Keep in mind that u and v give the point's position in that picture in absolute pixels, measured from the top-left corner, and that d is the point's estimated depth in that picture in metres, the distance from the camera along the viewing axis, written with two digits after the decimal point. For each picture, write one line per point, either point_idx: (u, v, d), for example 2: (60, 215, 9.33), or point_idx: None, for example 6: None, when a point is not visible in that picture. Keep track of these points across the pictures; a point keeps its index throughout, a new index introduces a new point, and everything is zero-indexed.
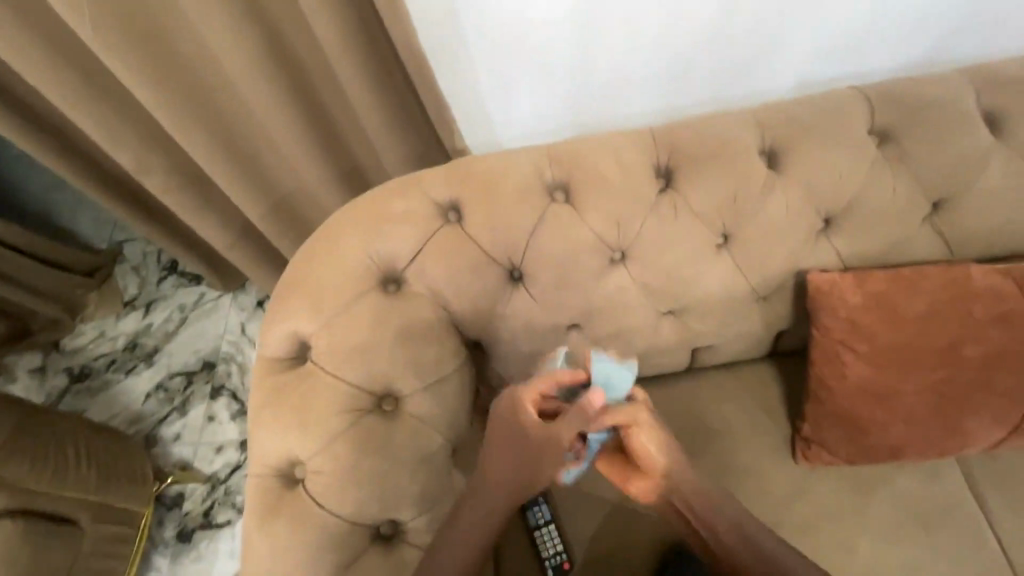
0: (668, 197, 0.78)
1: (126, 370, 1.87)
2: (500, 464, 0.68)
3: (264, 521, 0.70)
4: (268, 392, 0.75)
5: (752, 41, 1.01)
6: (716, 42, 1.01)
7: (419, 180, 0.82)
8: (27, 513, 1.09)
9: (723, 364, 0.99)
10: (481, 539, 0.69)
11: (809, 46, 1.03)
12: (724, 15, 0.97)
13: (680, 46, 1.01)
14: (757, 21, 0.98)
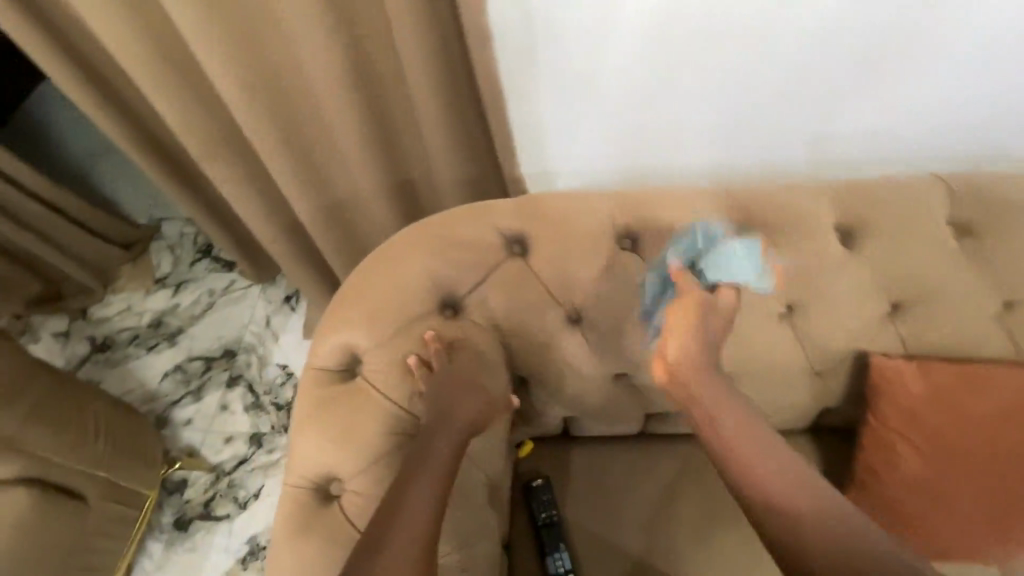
0: (739, 261, 0.78)
1: (147, 347, 1.88)
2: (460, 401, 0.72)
3: (295, 535, 0.69)
4: (315, 403, 0.74)
5: (822, 111, 1.01)
6: (784, 107, 1.01)
7: (489, 210, 0.82)
8: (41, 483, 1.09)
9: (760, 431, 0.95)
10: (428, 506, 0.64)
11: (879, 123, 1.03)
12: (798, 82, 0.97)
13: (748, 108, 1.02)
14: (830, 92, 0.98)
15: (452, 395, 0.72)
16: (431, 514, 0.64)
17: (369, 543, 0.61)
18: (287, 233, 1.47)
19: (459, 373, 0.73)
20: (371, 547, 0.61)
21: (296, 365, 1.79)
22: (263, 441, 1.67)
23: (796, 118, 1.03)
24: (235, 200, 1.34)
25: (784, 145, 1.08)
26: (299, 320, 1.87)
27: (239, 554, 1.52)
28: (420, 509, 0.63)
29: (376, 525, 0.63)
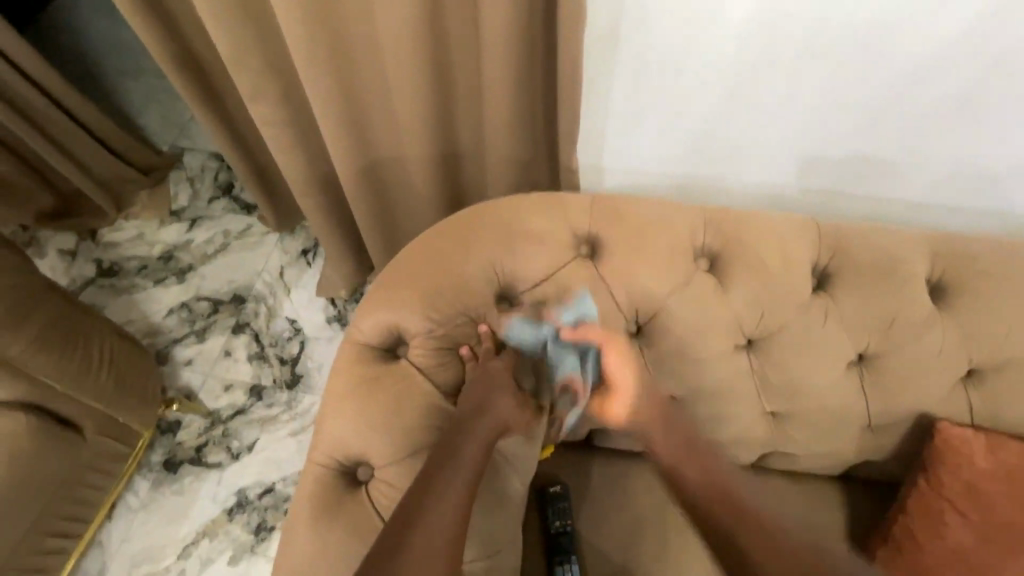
0: (821, 301, 0.73)
1: (154, 280, 1.82)
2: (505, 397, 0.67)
3: (318, 516, 0.65)
4: (353, 380, 0.70)
5: (905, 146, 0.96)
6: (864, 137, 0.96)
7: (562, 204, 0.77)
8: (39, 410, 1.05)
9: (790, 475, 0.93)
10: (457, 500, 0.61)
11: (963, 165, 0.97)
12: (890, 114, 0.91)
13: (827, 132, 0.96)
14: (918, 126, 0.92)
15: (490, 393, 0.67)
16: (457, 516, 0.60)
17: (387, 544, 0.57)
18: (320, 185, 1.41)
19: (498, 377, 0.68)
20: (392, 548, 0.57)
21: (306, 321, 1.74)
22: (263, 393, 1.63)
23: (879, 146, 0.97)
24: (275, 145, 1.27)
25: (854, 175, 1.03)
26: (314, 276, 1.81)
27: (225, 504, 1.47)
28: (447, 509, 0.60)
29: (401, 515, 0.59)
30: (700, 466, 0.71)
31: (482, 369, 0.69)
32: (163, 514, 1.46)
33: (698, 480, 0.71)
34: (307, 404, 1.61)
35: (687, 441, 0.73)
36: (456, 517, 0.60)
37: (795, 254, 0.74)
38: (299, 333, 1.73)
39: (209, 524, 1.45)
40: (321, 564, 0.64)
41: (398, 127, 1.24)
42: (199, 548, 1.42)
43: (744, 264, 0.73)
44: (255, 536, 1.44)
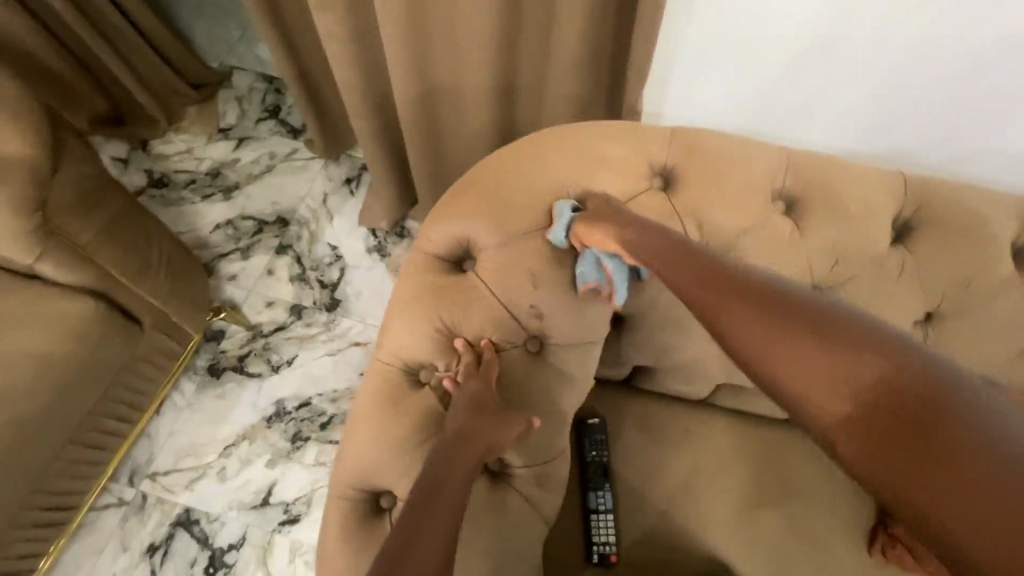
0: (899, 253, 0.72)
1: (202, 195, 1.85)
2: (490, 424, 0.65)
3: (382, 409, 0.68)
4: (420, 287, 0.72)
5: (986, 109, 0.95)
6: (935, 103, 0.96)
7: (641, 133, 0.76)
8: (99, 297, 1.08)
9: None
10: (441, 541, 0.55)
11: None
12: (963, 83, 0.92)
13: (896, 96, 0.97)
14: (1004, 91, 0.91)
15: (473, 417, 0.65)
16: (451, 521, 0.57)
17: (395, 551, 0.54)
18: (374, 108, 1.39)
19: (482, 397, 0.66)
20: (397, 558, 0.53)
21: (347, 249, 1.77)
22: (303, 313, 1.68)
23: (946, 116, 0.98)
24: (335, 60, 1.25)
25: (920, 138, 1.03)
26: (356, 205, 1.82)
27: (264, 412, 1.54)
28: (442, 512, 0.58)
29: (399, 535, 0.55)
30: (717, 291, 0.58)
31: (463, 395, 0.67)
32: (206, 415, 1.53)
33: (724, 314, 0.56)
34: (345, 327, 1.66)
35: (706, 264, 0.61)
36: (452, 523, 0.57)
37: (877, 205, 0.72)
38: (339, 260, 1.75)
39: (250, 429, 1.52)
40: (379, 452, 0.67)
41: (463, 52, 1.21)
42: (239, 449, 1.50)
43: (824, 210, 0.72)
44: (291, 444, 1.51)
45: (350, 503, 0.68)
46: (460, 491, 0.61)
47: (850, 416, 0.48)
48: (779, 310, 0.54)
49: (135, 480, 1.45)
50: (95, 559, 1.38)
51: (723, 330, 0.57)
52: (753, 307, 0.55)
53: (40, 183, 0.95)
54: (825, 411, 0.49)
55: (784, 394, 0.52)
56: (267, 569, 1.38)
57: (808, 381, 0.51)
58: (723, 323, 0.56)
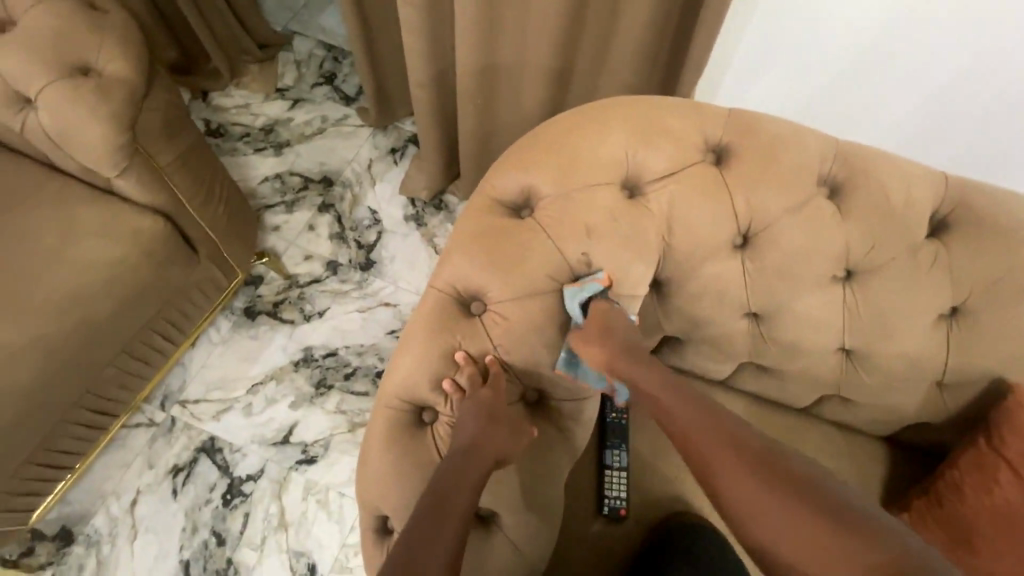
0: (934, 246, 0.77)
1: (254, 148, 1.93)
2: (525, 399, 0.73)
3: (435, 331, 0.74)
4: (480, 227, 0.77)
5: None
6: (980, 122, 1.02)
7: (701, 111, 0.81)
8: (166, 219, 1.15)
9: (835, 424, 0.96)
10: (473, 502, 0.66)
11: None
12: (1010, 105, 0.97)
13: (942, 111, 1.03)
14: None
15: (485, 426, 0.68)
16: (454, 536, 0.62)
17: (438, 505, 0.64)
18: (434, 77, 1.46)
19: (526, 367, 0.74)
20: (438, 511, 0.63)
21: (385, 214, 1.83)
22: (338, 269, 1.74)
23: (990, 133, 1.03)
24: (406, 26, 1.31)
25: (962, 156, 1.09)
26: (399, 173, 1.89)
27: (293, 357, 1.61)
28: (450, 518, 0.63)
29: (411, 537, 0.62)
30: (709, 431, 0.68)
31: (476, 399, 0.70)
32: (238, 352, 1.60)
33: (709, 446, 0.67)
34: (376, 287, 1.72)
35: (695, 406, 0.71)
36: (457, 533, 0.63)
37: (917, 199, 0.76)
38: (378, 224, 1.81)
39: (277, 370, 1.59)
40: (426, 370, 0.73)
41: (529, 28, 1.26)
42: (266, 388, 1.56)
43: (867, 197, 0.76)
44: (314, 390, 1.57)
45: (396, 412, 0.74)
46: (469, 499, 0.65)
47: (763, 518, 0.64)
48: (756, 454, 0.66)
49: (166, 405, 1.52)
50: (121, 472, 1.45)
51: (721, 487, 0.65)
52: (729, 445, 0.66)
53: (133, 104, 1.03)
54: (789, 547, 0.61)
55: (761, 539, 0.62)
56: (281, 502, 1.44)
57: (769, 507, 0.63)
58: (702, 459, 0.68)
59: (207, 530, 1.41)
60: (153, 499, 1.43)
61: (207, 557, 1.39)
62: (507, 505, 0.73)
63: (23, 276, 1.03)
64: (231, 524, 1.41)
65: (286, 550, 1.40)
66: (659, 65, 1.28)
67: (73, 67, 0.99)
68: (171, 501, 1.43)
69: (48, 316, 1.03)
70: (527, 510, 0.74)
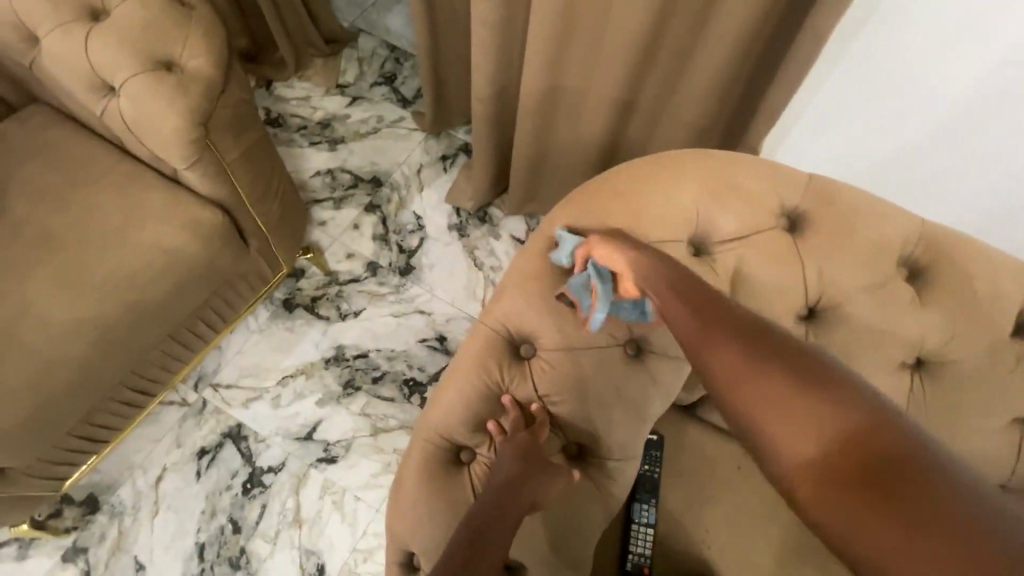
0: (1019, 344, 0.72)
1: (309, 142, 1.96)
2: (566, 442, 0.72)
3: (481, 370, 0.73)
4: (539, 268, 0.76)
5: None
6: None
7: (780, 172, 0.78)
8: (225, 211, 1.18)
9: None
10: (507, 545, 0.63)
11: None
12: None
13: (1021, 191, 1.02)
14: None
15: (526, 466, 0.67)
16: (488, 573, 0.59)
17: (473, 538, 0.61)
18: (496, 94, 1.45)
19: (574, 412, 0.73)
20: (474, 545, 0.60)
21: (429, 221, 1.84)
22: (378, 271, 1.75)
23: None
24: (477, 42, 1.31)
25: None
26: (447, 181, 1.90)
27: (325, 353, 1.62)
28: (483, 560, 0.59)
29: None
30: (708, 320, 0.59)
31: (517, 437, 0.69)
32: (274, 342, 1.63)
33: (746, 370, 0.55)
34: (413, 293, 1.73)
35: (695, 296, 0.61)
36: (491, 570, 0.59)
37: (1004, 294, 0.72)
38: (421, 229, 1.82)
39: (308, 365, 1.60)
40: (467, 408, 0.72)
41: (600, 61, 1.24)
42: (296, 381, 1.58)
43: (947, 285, 0.73)
44: (343, 389, 1.58)
45: (435, 446, 0.73)
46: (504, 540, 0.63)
47: (830, 469, 0.50)
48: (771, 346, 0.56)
49: (199, 386, 1.56)
50: (150, 447, 1.49)
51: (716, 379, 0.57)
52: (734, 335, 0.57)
53: (208, 102, 1.05)
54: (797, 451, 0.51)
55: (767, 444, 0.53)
56: (298, 497, 1.46)
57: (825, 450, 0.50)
58: (723, 380, 0.56)
59: (224, 515, 1.43)
60: (177, 477, 1.46)
61: (222, 542, 1.41)
62: (533, 557, 0.71)
63: (87, 256, 1.07)
64: (248, 513, 1.44)
65: (298, 547, 1.41)
66: (728, 107, 1.26)
67: (156, 60, 1.02)
68: (193, 482, 1.46)
69: (106, 297, 1.06)
70: (554, 562, 0.72)
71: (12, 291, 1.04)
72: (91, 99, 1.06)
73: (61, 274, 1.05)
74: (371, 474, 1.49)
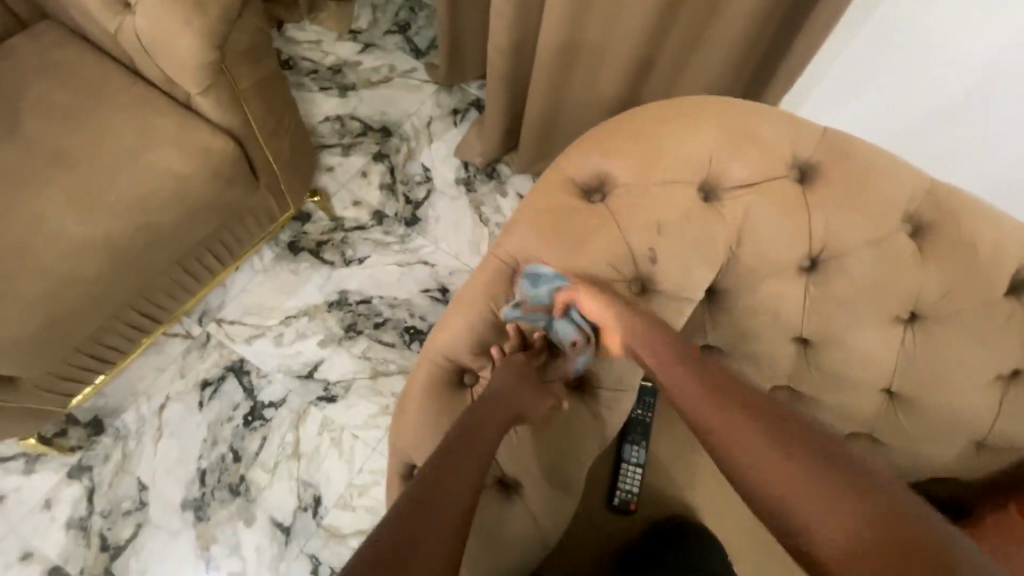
0: (1010, 304, 0.76)
1: (319, 87, 1.93)
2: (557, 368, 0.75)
3: (492, 299, 0.75)
4: (550, 205, 0.77)
5: None
6: None
7: (794, 124, 0.78)
8: (237, 142, 1.18)
9: None
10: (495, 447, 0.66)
11: None
12: None
13: None
14: None
15: (517, 383, 0.69)
16: (477, 467, 0.62)
17: (464, 438, 0.64)
18: (513, 46, 1.43)
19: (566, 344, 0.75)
20: (464, 443, 0.63)
21: (437, 173, 1.83)
22: (383, 220, 1.76)
23: None
24: None
25: None
26: (457, 135, 1.88)
27: (328, 297, 1.64)
28: (478, 462, 0.62)
29: (433, 472, 0.59)
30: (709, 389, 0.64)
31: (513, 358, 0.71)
32: (279, 283, 1.64)
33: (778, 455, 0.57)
34: (418, 244, 1.73)
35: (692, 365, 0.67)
36: (480, 465, 0.62)
37: (1000, 256, 0.75)
38: (428, 181, 1.82)
39: (311, 307, 1.62)
40: (472, 333, 0.74)
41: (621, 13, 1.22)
42: (299, 322, 1.60)
43: (945, 245, 0.75)
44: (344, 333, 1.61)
45: (439, 368, 0.75)
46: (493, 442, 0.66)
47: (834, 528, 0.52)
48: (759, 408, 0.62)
49: (203, 320, 1.58)
50: (155, 376, 1.52)
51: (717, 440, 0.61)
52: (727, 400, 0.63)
53: (224, 28, 1.04)
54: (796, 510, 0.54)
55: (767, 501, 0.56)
56: (297, 432, 1.50)
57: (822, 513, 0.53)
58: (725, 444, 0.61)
59: (225, 445, 1.48)
60: (180, 406, 1.50)
61: (222, 469, 1.46)
62: (531, 473, 0.75)
63: (98, 176, 1.07)
64: (248, 443, 1.48)
65: (296, 478, 1.46)
66: (745, 69, 1.25)
67: None
68: (196, 411, 1.50)
69: (117, 216, 1.07)
70: (547, 483, 0.76)
71: (23, 205, 1.04)
72: (106, 16, 1.05)
73: (72, 190, 1.06)
74: (369, 414, 1.53)
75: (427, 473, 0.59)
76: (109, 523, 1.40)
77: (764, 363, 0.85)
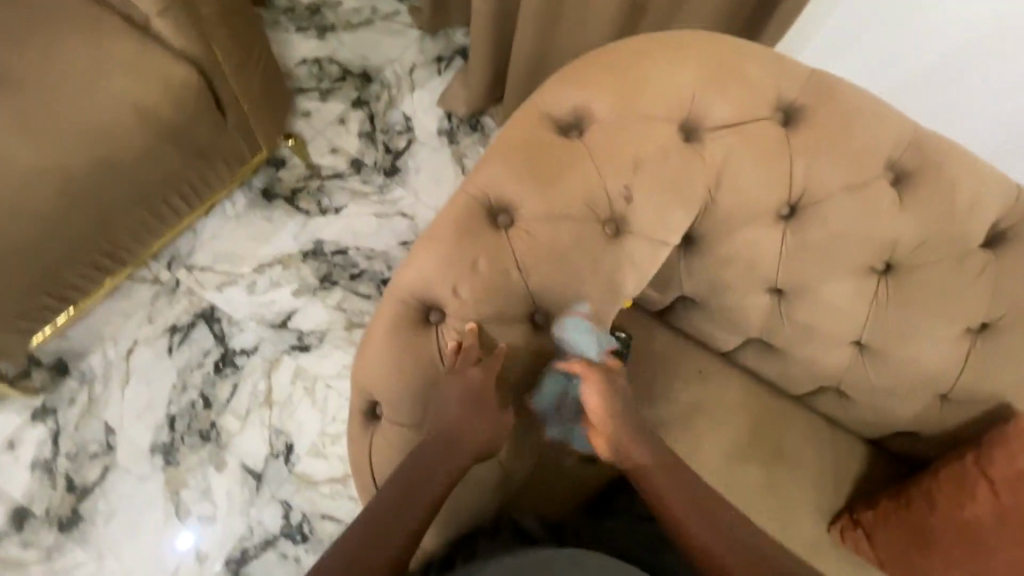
0: (985, 256, 0.76)
1: (296, 27, 1.82)
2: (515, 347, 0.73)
3: (461, 235, 0.71)
4: (524, 140, 0.73)
5: None
6: None
7: (783, 63, 0.75)
8: (200, 73, 1.12)
9: (823, 412, 0.98)
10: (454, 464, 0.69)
11: None
12: None
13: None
14: None
15: (473, 400, 0.69)
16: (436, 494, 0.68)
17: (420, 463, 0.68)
18: None
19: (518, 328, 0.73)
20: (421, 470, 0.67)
21: (418, 123, 1.77)
22: (362, 169, 1.70)
23: None
24: None
25: None
26: (441, 83, 1.81)
27: (303, 246, 1.60)
28: (420, 506, 0.66)
29: (388, 507, 0.66)
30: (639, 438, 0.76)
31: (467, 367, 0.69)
32: (252, 230, 1.59)
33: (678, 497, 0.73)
34: (397, 195, 1.69)
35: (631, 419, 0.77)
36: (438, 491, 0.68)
37: (979, 208, 0.74)
38: (410, 131, 1.76)
39: (286, 256, 1.58)
40: (437, 271, 0.71)
41: None
42: (272, 270, 1.56)
43: (925, 195, 0.74)
44: (319, 283, 1.57)
45: (405, 306, 0.73)
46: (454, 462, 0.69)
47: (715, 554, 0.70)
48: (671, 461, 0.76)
49: (172, 266, 1.53)
50: (122, 321, 1.48)
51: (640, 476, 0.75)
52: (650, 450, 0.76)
53: None
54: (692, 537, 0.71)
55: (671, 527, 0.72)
56: (269, 381, 1.48)
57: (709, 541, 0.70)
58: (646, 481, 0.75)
59: (195, 391, 1.45)
60: (149, 351, 1.47)
61: (192, 416, 1.44)
62: None
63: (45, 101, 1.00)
64: (218, 391, 1.46)
65: (268, 426, 1.45)
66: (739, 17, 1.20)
67: None
68: (165, 357, 1.47)
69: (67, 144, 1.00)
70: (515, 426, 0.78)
71: None
72: None
73: None
74: (343, 365, 1.52)
75: (373, 514, 0.66)
76: (76, 465, 1.39)
77: (738, 313, 0.84)
